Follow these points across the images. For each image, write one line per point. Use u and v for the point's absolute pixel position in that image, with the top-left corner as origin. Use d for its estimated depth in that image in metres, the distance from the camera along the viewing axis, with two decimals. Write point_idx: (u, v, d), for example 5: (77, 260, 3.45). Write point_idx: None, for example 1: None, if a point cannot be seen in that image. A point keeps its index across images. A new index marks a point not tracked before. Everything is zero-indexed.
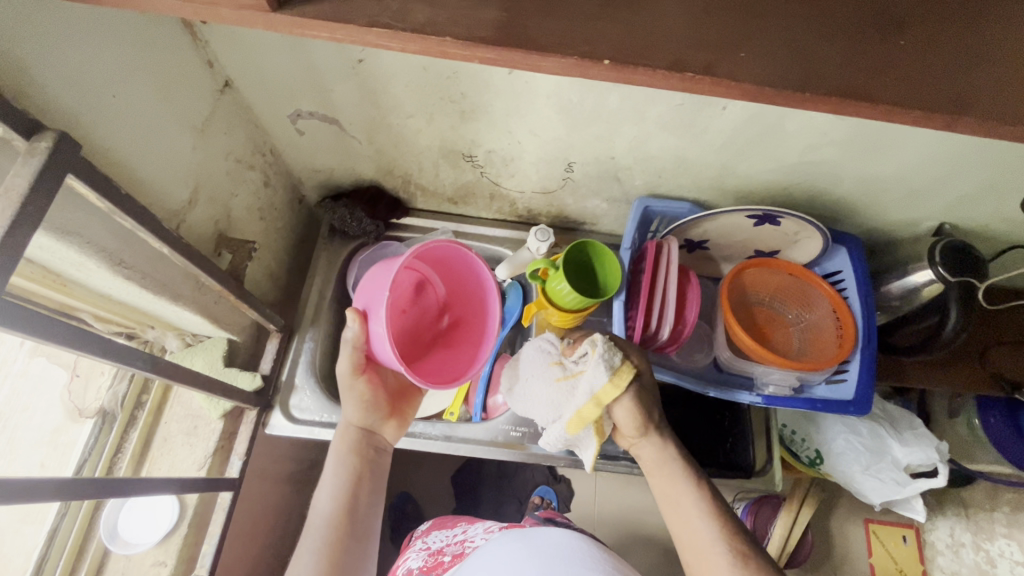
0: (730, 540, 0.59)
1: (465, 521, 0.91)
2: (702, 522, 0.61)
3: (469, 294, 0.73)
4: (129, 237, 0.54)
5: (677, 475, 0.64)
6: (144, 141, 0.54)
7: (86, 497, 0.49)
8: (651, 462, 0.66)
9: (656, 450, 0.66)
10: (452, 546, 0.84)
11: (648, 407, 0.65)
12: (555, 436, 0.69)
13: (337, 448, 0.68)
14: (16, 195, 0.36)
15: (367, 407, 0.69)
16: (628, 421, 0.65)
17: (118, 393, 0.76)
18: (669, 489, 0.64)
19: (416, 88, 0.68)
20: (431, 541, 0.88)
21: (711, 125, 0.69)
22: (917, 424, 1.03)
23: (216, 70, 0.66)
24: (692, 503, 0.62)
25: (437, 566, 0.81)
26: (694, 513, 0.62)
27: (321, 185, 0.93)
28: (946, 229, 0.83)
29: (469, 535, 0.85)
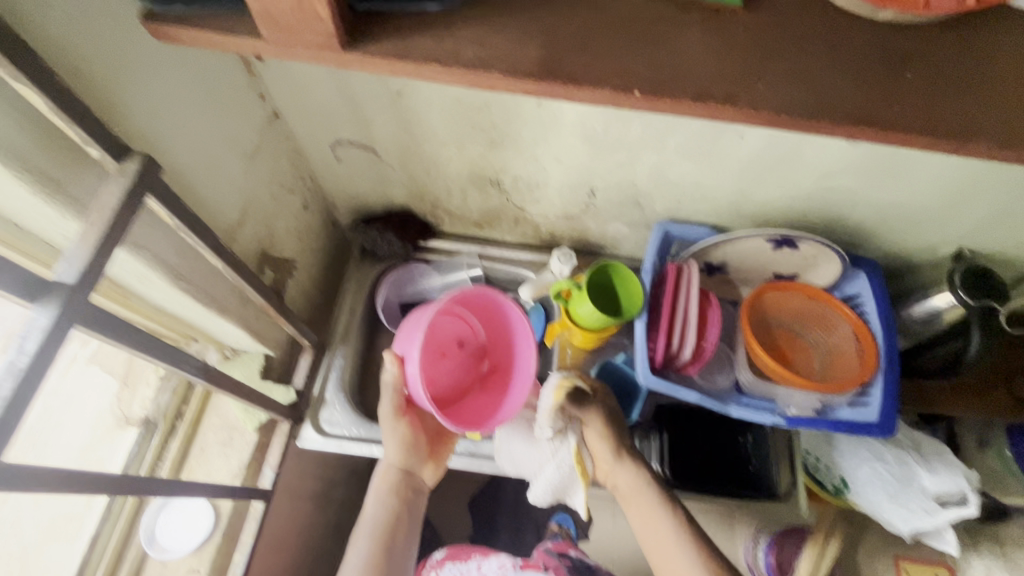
0: (706, 562, 0.62)
1: (479, 555, 0.90)
2: (677, 544, 0.65)
3: (505, 343, 0.78)
4: (188, 254, 0.58)
5: (651, 502, 0.68)
6: (206, 166, 0.60)
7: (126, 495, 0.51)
8: (625, 491, 0.71)
9: (630, 477, 0.71)
10: None
11: (620, 434, 0.74)
12: (547, 486, 0.74)
13: (376, 487, 0.72)
14: (109, 210, 0.40)
15: (408, 448, 0.74)
16: (600, 445, 0.72)
17: (162, 403, 0.79)
18: (646, 516, 0.68)
19: (450, 119, 0.73)
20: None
21: (729, 153, 0.73)
22: (944, 451, 1.01)
23: (267, 103, 0.72)
24: (665, 527, 0.66)
25: None
26: (670, 536, 0.65)
27: (354, 209, 0.98)
28: (966, 254, 0.84)
29: (483, 574, 0.86)
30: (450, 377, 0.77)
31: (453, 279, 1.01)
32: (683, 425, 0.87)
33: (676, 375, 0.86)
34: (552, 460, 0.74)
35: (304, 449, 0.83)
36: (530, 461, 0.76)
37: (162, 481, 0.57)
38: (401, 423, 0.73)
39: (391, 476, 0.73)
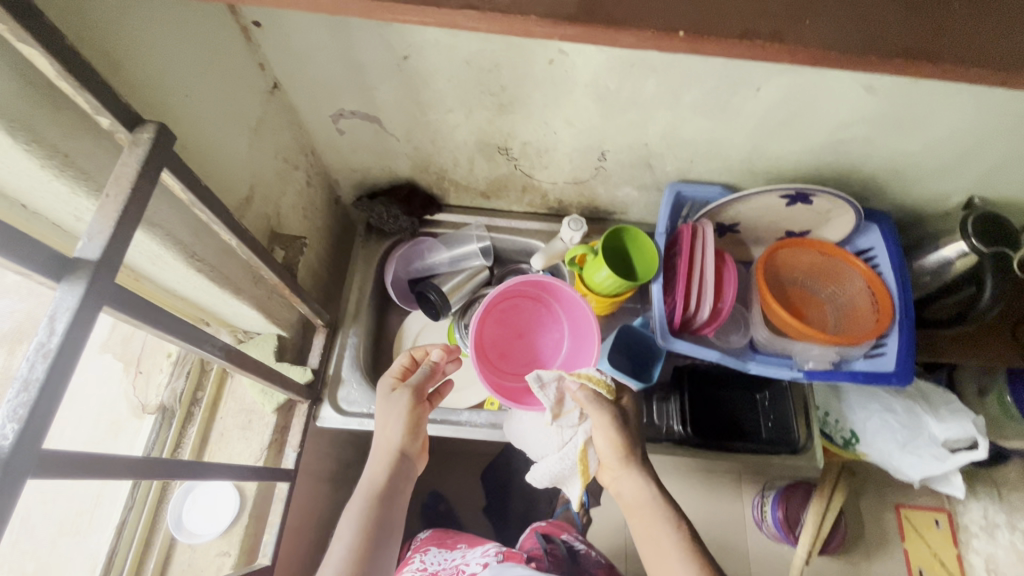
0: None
1: (465, 546, 0.96)
2: (678, 559, 0.63)
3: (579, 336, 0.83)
4: (201, 232, 0.56)
5: (655, 514, 0.68)
6: (212, 139, 0.57)
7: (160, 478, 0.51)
8: (626, 497, 0.71)
9: (635, 486, 0.70)
10: (447, 571, 0.89)
11: (632, 441, 0.73)
12: (546, 474, 0.75)
13: (373, 469, 0.71)
14: (127, 182, 0.38)
15: (410, 431, 0.74)
16: (606, 449, 0.72)
17: (177, 389, 0.78)
18: (648, 528, 0.67)
19: (458, 82, 0.71)
20: (428, 562, 0.93)
21: (745, 107, 0.71)
22: (952, 399, 1.03)
23: (266, 73, 0.69)
24: (668, 538, 0.65)
25: None
26: (671, 549, 0.64)
27: (357, 184, 0.96)
28: (976, 202, 0.84)
29: (464, 562, 0.90)
30: (524, 359, 0.84)
31: (461, 252, 1.00)
32: (702, 387, 0.88)
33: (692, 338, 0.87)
34: (559, 450, 0.74)
35: (326, 428, 0.84)
36: (539, 443, 0.77)
37: (193, 464, 0.56)
38: (416, 406, 0.75)
39: (387, 459, 0.72)
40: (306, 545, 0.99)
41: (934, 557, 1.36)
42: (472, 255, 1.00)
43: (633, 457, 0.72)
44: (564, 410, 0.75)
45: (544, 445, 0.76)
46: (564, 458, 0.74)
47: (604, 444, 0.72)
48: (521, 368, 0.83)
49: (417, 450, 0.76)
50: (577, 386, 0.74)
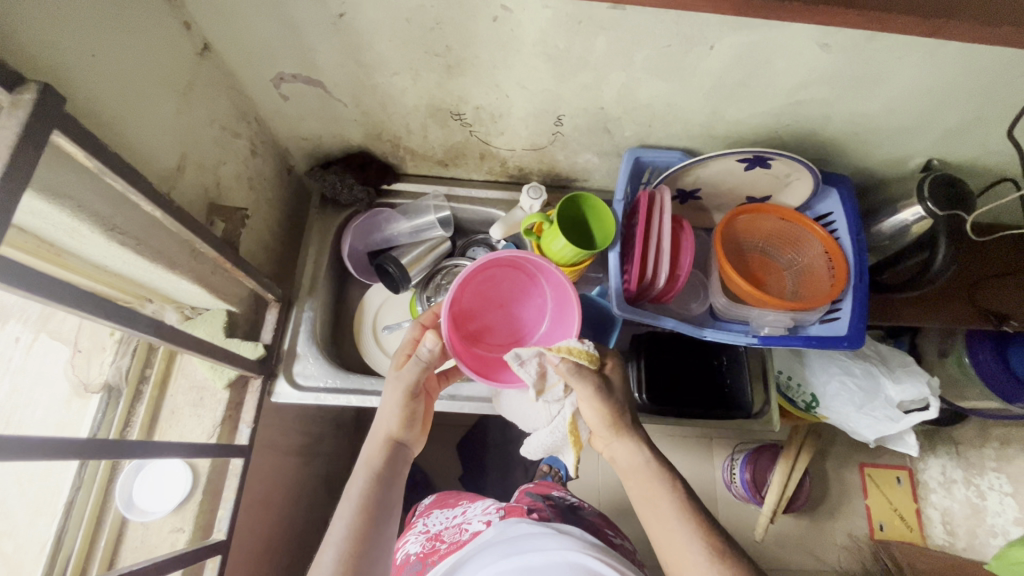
0: (707, 539, 0.59)
1: (466, 502, 0.96)
2: (677, 522, 0.61)
3: (561, 303, 0.76)
4: (121, 202, 0.53)
5: (652, 478, 0.65)
6: (128, 104, 0.54)
7: (103, 457, 0.52)
8: (619, 463, 0.68)
9: (628, 453, 0.67)
10: (449, 531, 0.88)
11: (619, 408, 0.67)
12: (539, 444, 0.74)
13: (369, 457, 0.68)
14: (6, 146, 0.36)
15: (409, 417, 0.71)
16: (595, 419, 0.67)
17: (123, 367, 0.76)
18: (646, 492, 0.64)
19: (400, 42, 0.67)
20: (431, 525, 0.93)
21: (699, 67, 0.69)
22: (909, 362, 1.05)
23: (194, 33, 0.64)
24: (667, 503, 0.62)
25: (432, 552, 0.85)
26: (670, 514, 0.62)
27: (309, 153, 0.92)
28: (934, 164, 0.84)
29: (466, 519, 0.89)
30: (506, 331, 0.78)
31: (421, 223, 0.98)
32: (661, 353, 0.88)
33: (651, 304, 0.86)
34: (548, 422, 0.72)
35: (282, 404, 0.83)
36: (529, 414, 0.75)
37: (132, 441, 0.56)
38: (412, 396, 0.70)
39: (383, 445, 0.69)
40: (274, 518, 1.00)
41: (894, 512, 1.42)
42: (432, 225, 0.99)
43: (624, 425, 0.67)
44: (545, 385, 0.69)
45: (534, 416, 0.74)
46: (554, 428, 0.71)
47: (594, 416, 0.67)
48: (505, 340, 0.78)
49: (416, 435, 0.72)
50: (558, 360, 0.67)
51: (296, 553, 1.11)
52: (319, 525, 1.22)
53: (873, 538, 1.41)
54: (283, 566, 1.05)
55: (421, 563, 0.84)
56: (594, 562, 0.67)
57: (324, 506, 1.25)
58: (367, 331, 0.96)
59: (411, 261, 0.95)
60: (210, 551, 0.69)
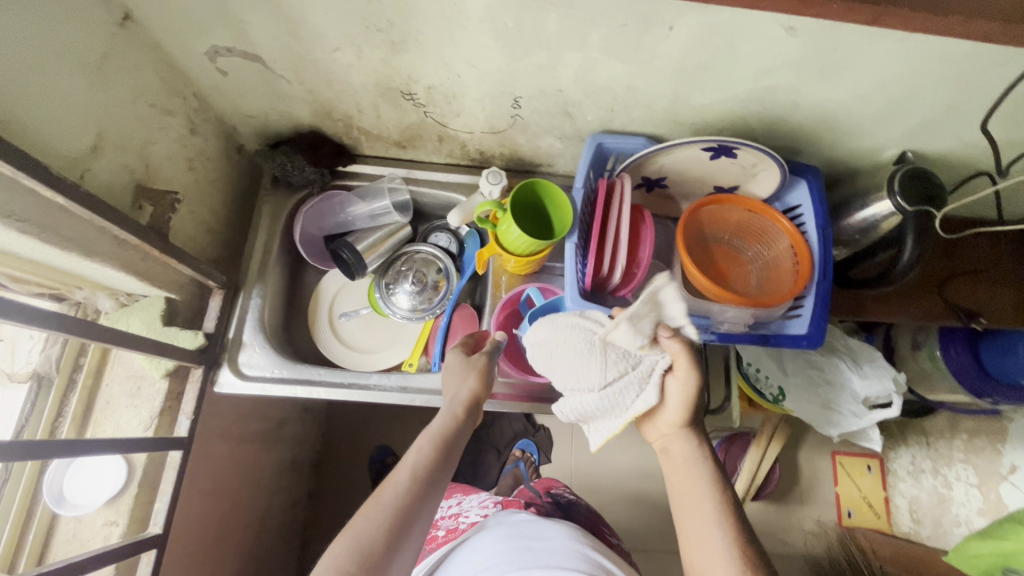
0: (740, 553, 0.57)
1: (460, 493, 0.96)
2: (714, 528, 0.59)
3: None
4: (16, 187, 0.49)
5: (700, 480, 0.63)
6: (22, 82, 0.50)
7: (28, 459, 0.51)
8: (669, 452, 0.67)
9: (687, 449, 0.66)
10: (446, 520, 0.87)
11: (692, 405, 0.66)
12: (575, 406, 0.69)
13: (450, 407, 0.67)
14: None
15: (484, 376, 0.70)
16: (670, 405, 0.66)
17: (52, 356, 0.73)
18: (688, 487, 0.63)
19: (336, 15, 0.62)
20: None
21: (658, 49, 0.65)
22: (877, 356, 1.02)
23: (109, 1, 0.59)
24: (709, 510, 0.61)
25: (432, 540, 0.85)
26: (707, 516, 0.60)
27: (258, 131, 0.87)
28: (908, 157, 0.81)
29: (463, 509, 0.88)
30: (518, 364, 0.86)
31: (376, 207, 0.95)
32: None
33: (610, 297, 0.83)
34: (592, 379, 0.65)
35: (227, 393, 0.80)
36: (574, 376, 0.67)
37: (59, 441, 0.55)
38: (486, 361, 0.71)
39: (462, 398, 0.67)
40: (228, 505, 0.98)
41: (864, 500, 1.43)
42: (388, 210, 0.95)
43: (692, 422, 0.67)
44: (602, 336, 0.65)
45: (572, 371, 0.66)
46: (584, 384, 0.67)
47: (679, 392, 0.64)
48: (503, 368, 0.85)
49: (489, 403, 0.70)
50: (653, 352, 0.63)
51: (257, 538, 1.10)
52: (282, 508, 1.21)
53: (841, 525, 1.42)
54: (242, 551, 1.04)
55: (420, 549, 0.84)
56: (595, 554, 0.66)
57: (287, 489, 1.23)
58: (322, 314, 0.94)
59: (368, 246, 0.92)
60: (143, 545, 0.67)
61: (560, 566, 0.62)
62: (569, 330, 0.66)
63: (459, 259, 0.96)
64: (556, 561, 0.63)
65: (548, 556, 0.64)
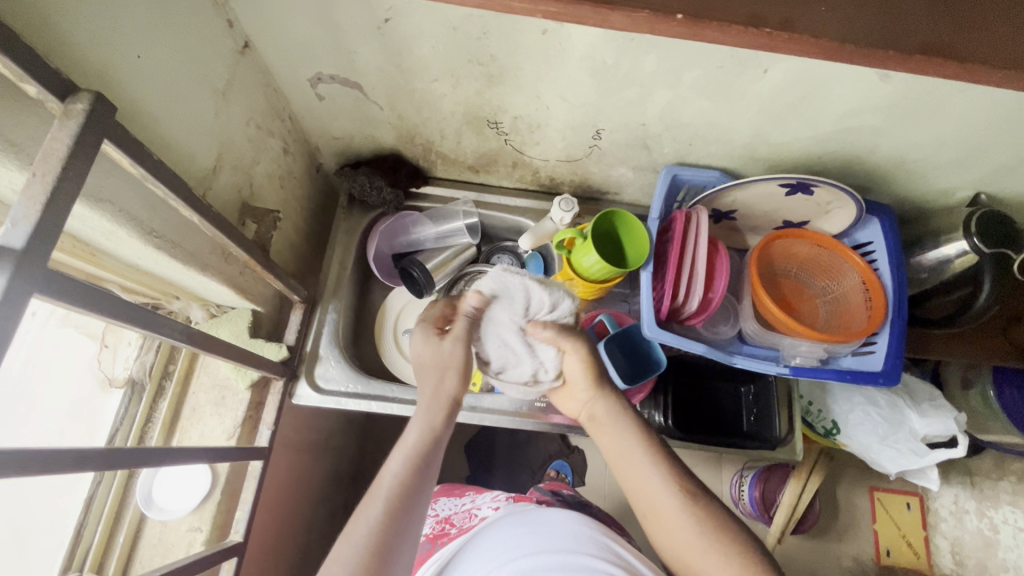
0: (679, 485, 0.59)
1: (473, 492, 0.93)
2: (653, 476, 0.59)
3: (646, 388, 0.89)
4: (159, 206, 0.53)
5: (622, 428, 0.64)
6: (170, 108, 0.53)
7: (116, 469, 0.46)
8: (595, 420, 0.66)
9: (607, 408, 0.66)
10: (459, 516, 0.85)
11: (598, 364, 0.67)
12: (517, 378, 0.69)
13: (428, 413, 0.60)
14: (57, 160, 0.34)
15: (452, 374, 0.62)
16: (578, 373, 0.66)
17: (146, 362, 0.76)
18: (613, 438, 0.64)
19: (443, 49, 0.65)
20: (441, 510, 0.91)
21: (750, 89, 0.67)
22: (936, 396, 1.03)
23: (236, 31, 0.63)
24: (641, 455, 0.61)
25: (443, 535, 0.81)
26: (642, 468, 0.60)
27: (340, 152, 0.91)
28: (982, 199, 0.81)
29: (476, 505, 0.86)
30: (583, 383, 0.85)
31: (445, 228, 0.97)
32: (684, 379, 0.85)
33: (681, 326, 0.85)
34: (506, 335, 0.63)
35: (303, 406, 0.82)
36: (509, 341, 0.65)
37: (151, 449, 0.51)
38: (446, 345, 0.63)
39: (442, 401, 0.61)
40: (285, 515, 1.00)
41: (902, 538, 1.33)
42: (459, 232, 0.97)
43: (603, 380, 0.66)
44: (537, 307, 0.64)
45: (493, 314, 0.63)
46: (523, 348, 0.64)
47: (576, 363, 0.65)
48: None
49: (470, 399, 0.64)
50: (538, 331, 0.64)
51: (304, 548, 1.11)
52: (326, 519, 1.22)
53: (879, 563, 1.32)
54: (291, 560, 1.05)
55: (430, 544, 0.80)
56: (602, 536, 0.66)
57: (331, 500, 1.24)
58: (387, 333, 0.95)
59: (437, 265, 0.93)
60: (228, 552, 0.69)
61: (568, 545, 0.62)
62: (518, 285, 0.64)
63: None
64: (565, 543, 0.62)
65: (557, 536, 0.64)
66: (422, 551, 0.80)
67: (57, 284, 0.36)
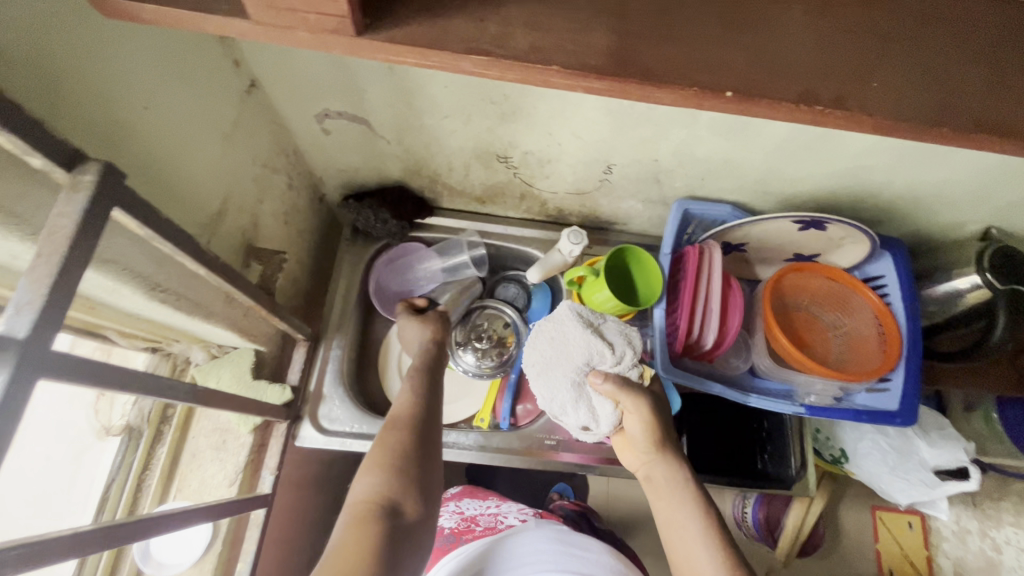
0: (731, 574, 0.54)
1: (497, 497, 0.88)
2: (703, 555, 0.55)
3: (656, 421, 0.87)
4: (164, 260, 0.50)
5: (680, 498, 0.60)
6: (176, 158, 0.51)
7: (111, 547, 0.43)
8: (652, 482, 0.64)
9: (668, 472, 0.62)
10: (485, 518, 0.80)
11: (664, 426, 0.65)
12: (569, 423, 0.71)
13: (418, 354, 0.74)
14: (64, 238, 0.32)
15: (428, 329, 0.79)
16: (639, 432, 0.64)
17: (144, 409, 0.73)
18: (667, 507, 0.60)
19: (455, 89, 0.64)
20: (464, 508, 0.85)
21: (765, 130, 0.66)
22: (945, 424, 1.02)
23: (242, 71, 0.61)
24: (693, 531, 0.57)
25: (468, 531, 0.76)
26: (695, 545, 0.56)
27: (344, 184, 0.89)
28: (993, 234, 0.81)
29: (501, 511, 0.81)
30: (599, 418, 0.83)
31: (450, 261, 0.94)
32: (698, 415, 0.84)
33: (694, 362, 0.83)
34: (565, 385, 0.68)
35: (306, 447, 0.80)
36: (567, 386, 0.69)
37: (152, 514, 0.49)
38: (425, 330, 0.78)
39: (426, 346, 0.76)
40: (285, 555, 0.96)
41: (906, 559, 1.29)
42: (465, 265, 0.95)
43: (667, 443, 0.64)
44: (599, 360, 0.69)
45: (552, 363, 0.70)
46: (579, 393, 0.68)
47: (636, 421, 0.64)
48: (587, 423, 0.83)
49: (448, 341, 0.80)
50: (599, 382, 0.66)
51: None
52: None
53: None
54: None
55: (455, 538, 0.75)
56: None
57: None
58: (393, 368, 0.93)
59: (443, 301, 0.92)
60: None
61: None
62: (576, 338, 0.70)
63: (526, 312, 0.95)
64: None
65: (598, 569, 0.64)
66: (444, 543, 0.75)
67: (60, 366, 0.34)
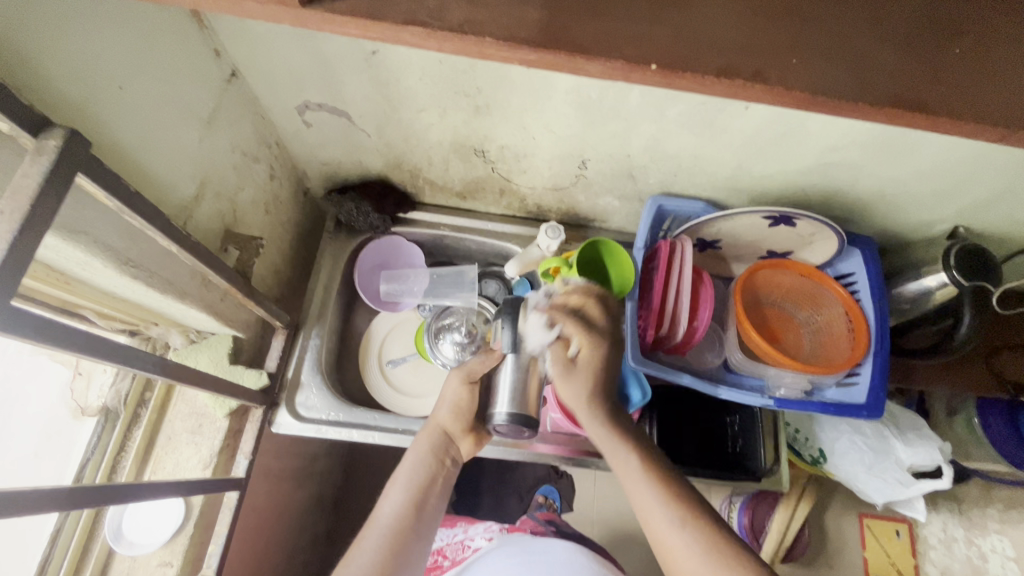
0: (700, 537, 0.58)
1: (465, 522, 0.89)
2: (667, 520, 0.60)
3: None
4: (136, 236, 0.52)
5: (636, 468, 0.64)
6: (151, 139, 0.53)
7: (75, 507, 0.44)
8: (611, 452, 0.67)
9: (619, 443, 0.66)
10: (452, 548, 0.83)
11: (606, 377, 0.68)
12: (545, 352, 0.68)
13: (417, 443, 0.70)
14: (26, 197, 0.34)
15: (458, 412, 0.72)
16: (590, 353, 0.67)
17: (121, 391, 0.74)
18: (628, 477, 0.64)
19: (430, 82, 0.66)
20: (429, 540, 0.86)
21: (731, 125, 0.68)
22: (920, 425, 1.03)
23: (223, 60, 0.63)
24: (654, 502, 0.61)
25: (437, 569, 0.80)
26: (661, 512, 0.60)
27: (327, 177, 0.90)
28: (960, 232, 0.82)
29: (469, 536, 0.84)
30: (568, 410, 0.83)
31: (447, 271, 0.96)
32: (670, 408, 0.85)
33: (666, 354, 0.84)
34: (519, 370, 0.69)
35: (282, 435, 0.81)
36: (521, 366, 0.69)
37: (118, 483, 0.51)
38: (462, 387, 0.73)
39: (434, 435, 0.71)
40: (263, 547, 0.96)
41: (892, 567, 1.26)
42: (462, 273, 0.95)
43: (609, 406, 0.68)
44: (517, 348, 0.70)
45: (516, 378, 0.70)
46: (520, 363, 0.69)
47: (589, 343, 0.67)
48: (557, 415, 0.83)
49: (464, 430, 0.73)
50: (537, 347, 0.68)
51: None
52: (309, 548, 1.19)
53: None
54: None
55: None
56: None
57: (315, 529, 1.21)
58: (372, 360, 0.94)
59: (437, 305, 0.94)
60: None
61: None
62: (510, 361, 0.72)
63: None
64: None
65: None
66: None
67: (18, 320, 0.35)
